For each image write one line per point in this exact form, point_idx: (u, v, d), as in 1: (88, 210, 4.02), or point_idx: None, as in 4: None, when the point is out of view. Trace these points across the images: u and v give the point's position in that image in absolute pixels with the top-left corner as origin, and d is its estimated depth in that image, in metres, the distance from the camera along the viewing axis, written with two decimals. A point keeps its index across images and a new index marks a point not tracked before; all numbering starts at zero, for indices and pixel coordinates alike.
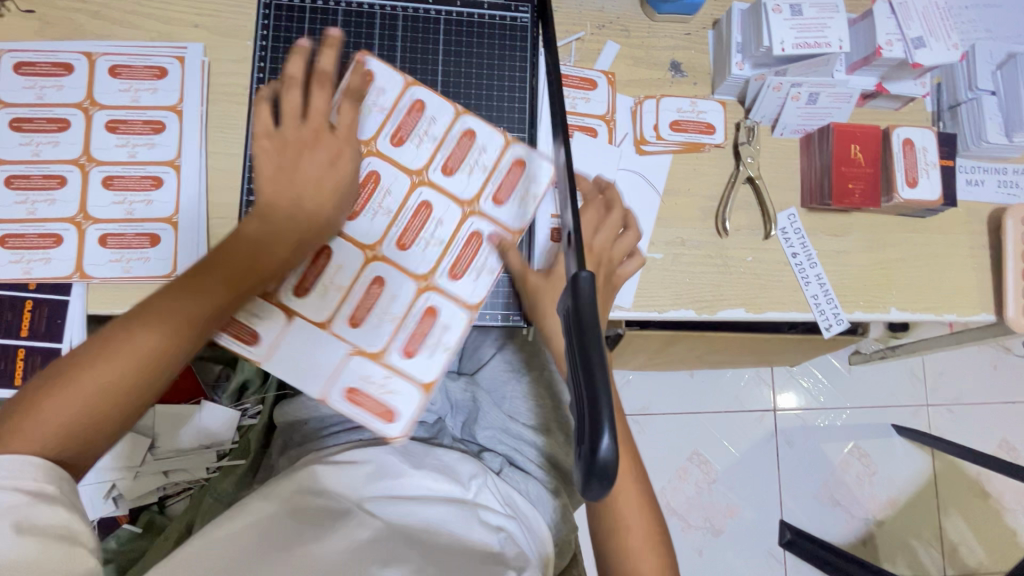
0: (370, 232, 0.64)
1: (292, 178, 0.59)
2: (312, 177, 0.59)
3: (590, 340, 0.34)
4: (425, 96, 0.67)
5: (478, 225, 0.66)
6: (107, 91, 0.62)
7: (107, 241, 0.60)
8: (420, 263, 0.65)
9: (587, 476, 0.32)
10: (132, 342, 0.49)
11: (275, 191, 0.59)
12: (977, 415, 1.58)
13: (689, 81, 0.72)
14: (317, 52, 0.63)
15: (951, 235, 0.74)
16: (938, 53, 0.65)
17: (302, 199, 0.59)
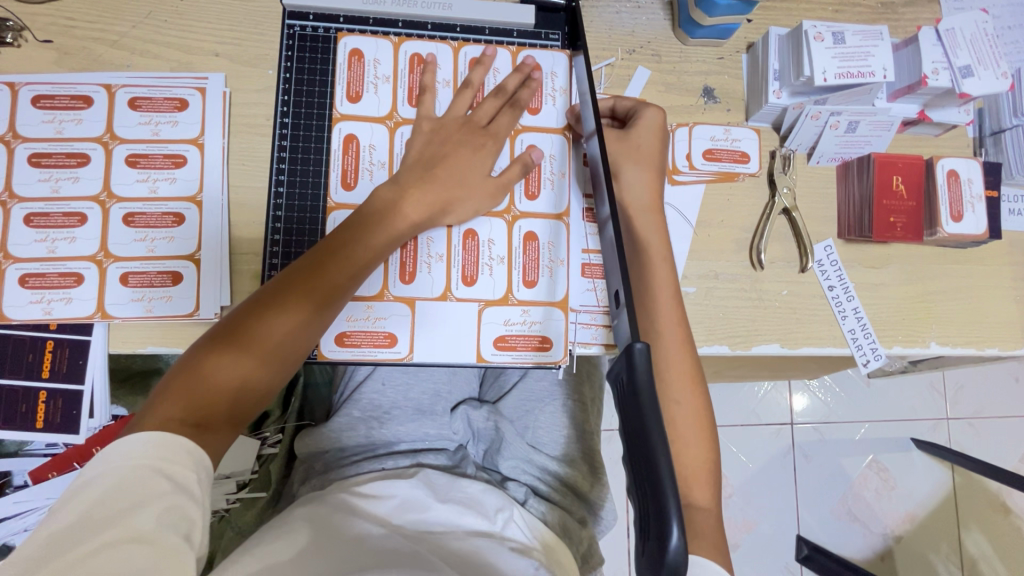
0: (429, 285, 0.60)
1: (436, 167, 0.59)
2: (388, 196, 0.57)
3: (649, 419, 0.33)
4: (421, 49, 0.64)
5: (527, 226, 0.62)
6: (127, 125, 0.61)
7: (129, 280, 0.59)
8: (491, 280, 0.61)
9: (654, 568, 0.30)
10: (239, 353, 0.49)
11: (408, 182, 0.58)
12: (999, 430, 1.55)
13: (722, 107, 0.70)
14: (357, 38, 0.64)
15: (993, 266, 0.71)
16: (987, 82, 0.62)
17: (440, 187, 0.58)
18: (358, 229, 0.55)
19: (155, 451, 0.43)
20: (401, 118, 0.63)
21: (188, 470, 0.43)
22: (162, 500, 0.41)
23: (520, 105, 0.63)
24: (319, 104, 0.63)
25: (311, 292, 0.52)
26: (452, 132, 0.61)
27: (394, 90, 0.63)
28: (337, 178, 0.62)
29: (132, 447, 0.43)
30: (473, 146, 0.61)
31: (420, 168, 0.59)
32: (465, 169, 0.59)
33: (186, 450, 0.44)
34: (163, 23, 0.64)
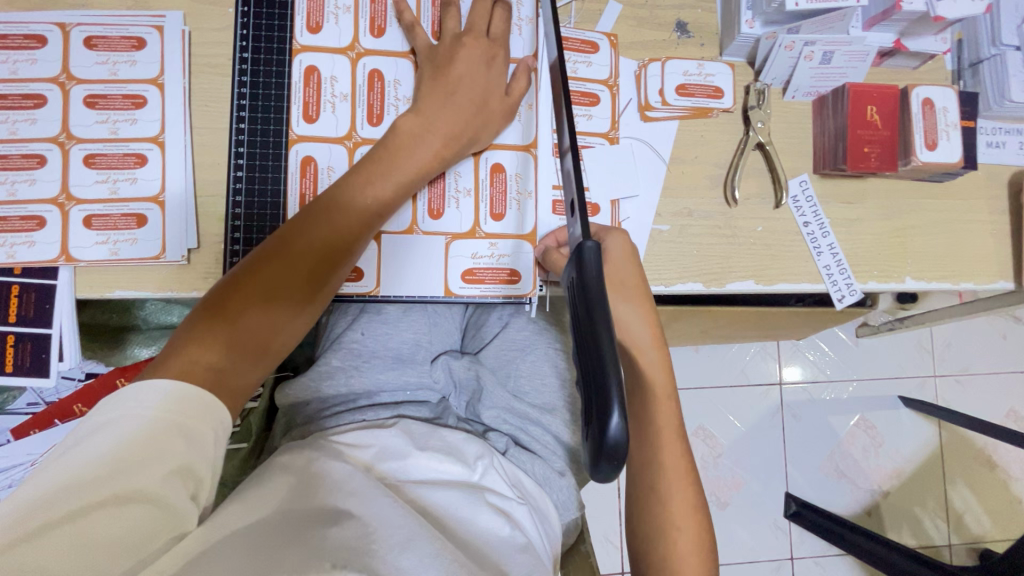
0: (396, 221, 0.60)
1: (453, 94, 0.57)
2: (412, 127, 0.56)
3: (597, 314, 0.34)
4: None
5: (493, 158, 0.62)
6: (84, 65, 0.59)
7: (92, 222, 0.58)
8: (458, 213, 0.61)
9: (596, 455, 0.30)
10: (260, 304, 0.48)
11: (426, 112, 0.57)
12: (985, 386, 1.57)
13: (696, 42, 0.69)
14: None
15: (969, 200, 0.71)
16: (961, 5, 0.61)
17: (453, 114, 0.57)
18: (373, 170, 0.54)
19: (174, 406, 0.42)
20: (363, 49, 0.62)
21: (204, 428, 0.43)
22: (175, 460, 0.41)
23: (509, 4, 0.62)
24: (278, 38, 0.61)
25: (326, 238, 0.52)
26: (463, 52, 0.59)
27: (356, 21, 0.62)
28: (296, 110, 0.61)
29: (154, 397, 0.42)
30: (491, 70, 0.59)
31: (438, 97, 0.57)
32: (480, 99, 0.58)
33: (204, 404, 0.44)
34: None
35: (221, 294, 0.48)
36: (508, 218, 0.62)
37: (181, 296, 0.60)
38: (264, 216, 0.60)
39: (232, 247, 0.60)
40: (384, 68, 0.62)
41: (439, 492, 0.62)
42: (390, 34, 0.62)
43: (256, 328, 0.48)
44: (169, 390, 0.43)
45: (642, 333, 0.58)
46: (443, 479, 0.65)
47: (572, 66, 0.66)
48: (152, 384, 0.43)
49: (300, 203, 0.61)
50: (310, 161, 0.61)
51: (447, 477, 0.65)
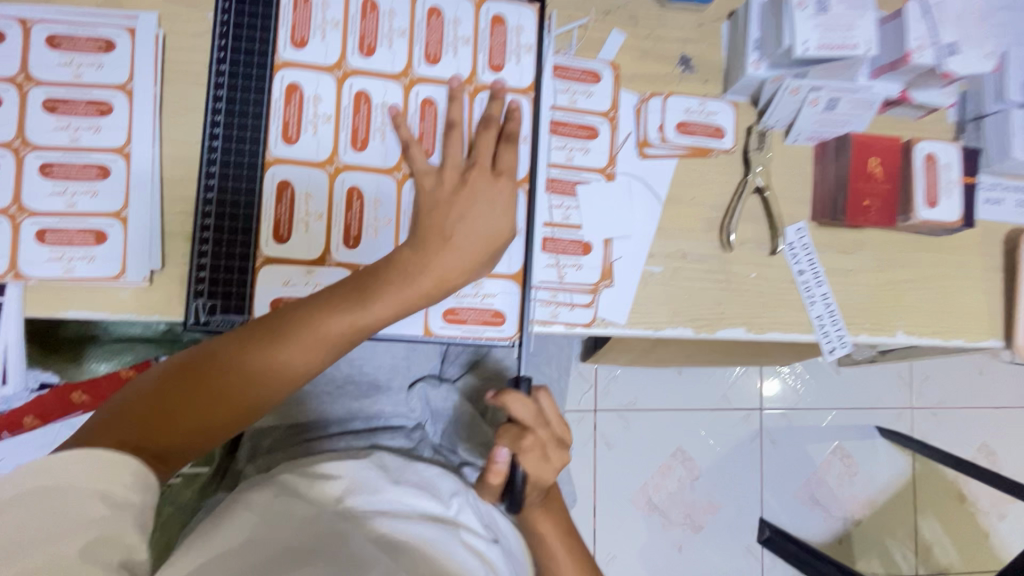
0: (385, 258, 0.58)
1: (451, 227, 0.54)
2: (408, 257, 0.52)
3: None
4: None
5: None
6: (45, 65, 0.55)
7: (46, 237, 0.54)
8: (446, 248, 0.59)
9: None
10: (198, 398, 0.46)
11: (423, 245, 0.53)
12: (960, 421, 1.58)
13: (699, 77, 0.66)
14: None
15: (964, 256, 0.70)
16: (971, 61, 0.60)
17: (454, 256, 0.53)
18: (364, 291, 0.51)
19: (94, 474, 0.38)
20: (351, 68, 0.58)
21: (130, 494, 0.39)
22: (92, 531, 0.36)
23: (512, 137, 0.58)
24: (260, 51, 0.57)
25: (289, 356, 0.48)
26: (468, 180, 0.56)
27: (345, 37, 0.58)
28: (274, 130, 0.57)
29: (67, 465, 0.38)
30: (498, 197, 0.56)
31: (437, 222, 0.54)
32: (481, 225, 0.54)
33: (129, 472, 0.40)
34: None
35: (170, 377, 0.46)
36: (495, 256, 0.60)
37: (141, 319, 0.56)
38: (234, 241, 0.56)
39: (198, 272, 0.56)
40: (372, 90, 0.59)
41: (414, 527, 0.58)
42: (381, 54, 0.59)
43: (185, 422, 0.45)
44: (86, 458, 0.39)
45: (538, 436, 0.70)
46: (418, 511, 0.61)
47: (569, 98, 0.63)
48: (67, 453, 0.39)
49: (275, 229, 0.57)
50: (287, 185, 0.57)
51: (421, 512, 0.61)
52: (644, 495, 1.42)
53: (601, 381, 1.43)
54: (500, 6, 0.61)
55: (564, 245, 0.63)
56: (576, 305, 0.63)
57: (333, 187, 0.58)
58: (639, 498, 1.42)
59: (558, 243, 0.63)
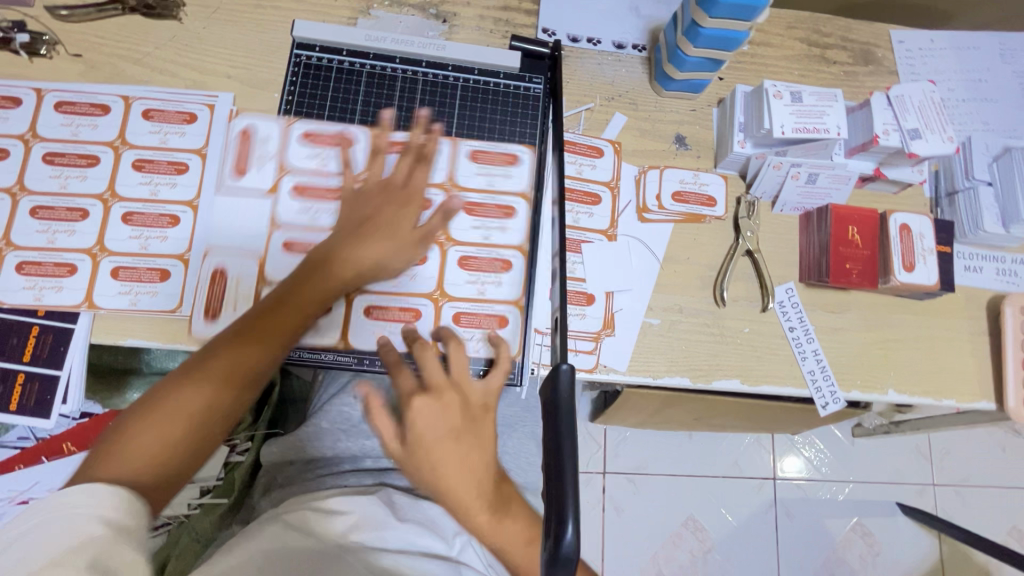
0: (363, 335, 0.65)
1: (365, 225, 0.62)
2: (330, 246, 0.61)
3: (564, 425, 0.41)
4: (414, 83, 0.71)
5: (455, 308, 0.66)
6: (138, 132, 0.66)
7: (119, 273, 0.63)
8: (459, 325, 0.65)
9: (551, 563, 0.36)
10: (206, 376, 0.53)
11: (348, 240, 0.61)
12: (984, 500, 1.52)
13: (693, 153, 0.75)
14: (355, 70, 0.70)
15: (950, 319, 0.74)
16: (933, 144, 0.67)
17: (374, 236, 0.62)
18: (289, 300, 0.58)
19: (99, 499, 0.42)
20: (388, 143, 0.68)
21: (127, 517, 0.42)
22: (87, 549, 0.39)
23: (427, 161, 0.66)
24: (315, 125, 0.68)
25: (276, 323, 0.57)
26: (381, 199, 0.64)
27: (386, 117, 0.69)
28: (298, 203, 0.66)
29: (78, 492, 0.42)
30: (407, 210, 0.64)
31: (356, 229, 0.62)
32: (399, 222, 0.63)
33: (127, 499, 0.43)
34: (185, 46, 0.70)
35: (187, 363, 0.54)
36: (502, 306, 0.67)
37: (189, 348, 0.63)
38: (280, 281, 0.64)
39: (246, 306, 0.64)
40: (406, 162, 0.68)
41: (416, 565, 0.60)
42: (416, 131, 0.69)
43: (206, 396, 0.52)
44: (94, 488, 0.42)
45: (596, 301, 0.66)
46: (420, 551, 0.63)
47: (573, 168, 0.72)
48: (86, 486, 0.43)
49: None
50: (292, 243, 0.65)
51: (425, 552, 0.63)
52: (655, 565, 1.38)
53: (610, 442, 1.43)
54: (518, 95, 0.72)
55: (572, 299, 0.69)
56: (580, 351, 0.68)
57: None
58: (650, 569, 1.38)
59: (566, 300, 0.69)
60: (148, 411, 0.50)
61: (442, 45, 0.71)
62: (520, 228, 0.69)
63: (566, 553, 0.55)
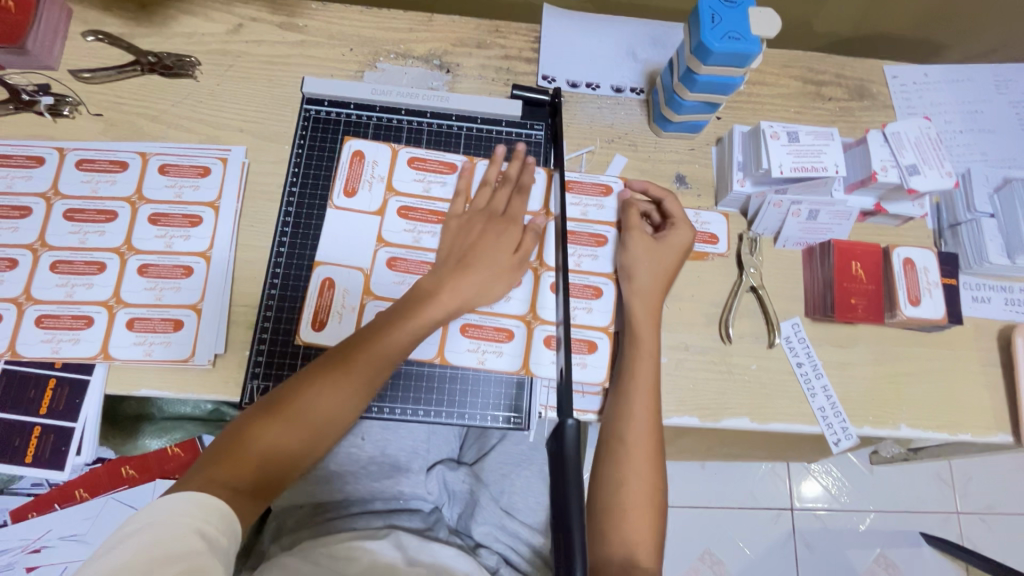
0: (458, 353, 0.66)
1: (468, 256, 0.64)
2: (431, 281, 0.63)
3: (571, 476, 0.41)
4: (422, 134, 0.73)
5: (547, 331, 0.67)
6: (154, 187, 0.68)
7: (134, 324, 0.64)
8: (461, 369, 0.66)
9: None
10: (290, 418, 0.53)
11: (446, 274, 0.63)
12: (1012, 527, 1.47)
13: (693, 192, 0.76)
14: (367, 122, 0.73)
15: (960, 352, 0.73)
16: (931, 180, 0.68)
17: (472, 272, 0.63)
18: (387, 327, 0.59)
19: (195, 510, 0.44)
20: (396, 191, 0.70)
21: (221, 536, 0.45)
22: (185, 561, 0.41)
23: (525, 187, 0.69)
24: (324, 176, 0.70)
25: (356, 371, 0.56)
26: (480, 222, 0.67)
27: (395, 166, 0.70)
28: (404, 224, 0.69)
29: (176, 502, 0.44)
30: (506, 235, 0.66)
31: (456, 260, 0.64)
32: (497, 256, 0.65)
33: (223, 515, 0.45)
34: (199, 103, 0.73)
35: (266, 402, 0.54)
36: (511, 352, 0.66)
37: (201, 397, 0.64)
38: (288, 329, 0.65)
39: (256, 356, 0.64)
40: (413, 209, 0.69)
41: None
42: (426, 179, 0.71)
43: (285, 441, 0.52)
44: (190, 498, 0.45)
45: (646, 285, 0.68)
46: None
47: (577, 211, 0.74)
48: (175, 497, 0.45)
49: (317, 321, 0.65)
50: (395, 261, 0.67)
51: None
52: None
53: None
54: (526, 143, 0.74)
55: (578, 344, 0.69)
56: (587, 392, 0.69)
57: (372, 288, 0.66)
58: None
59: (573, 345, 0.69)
60: (231, 452, 0.50)
61: (445, 96, 0.73)
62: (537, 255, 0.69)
63: (634, 503, 0.59)
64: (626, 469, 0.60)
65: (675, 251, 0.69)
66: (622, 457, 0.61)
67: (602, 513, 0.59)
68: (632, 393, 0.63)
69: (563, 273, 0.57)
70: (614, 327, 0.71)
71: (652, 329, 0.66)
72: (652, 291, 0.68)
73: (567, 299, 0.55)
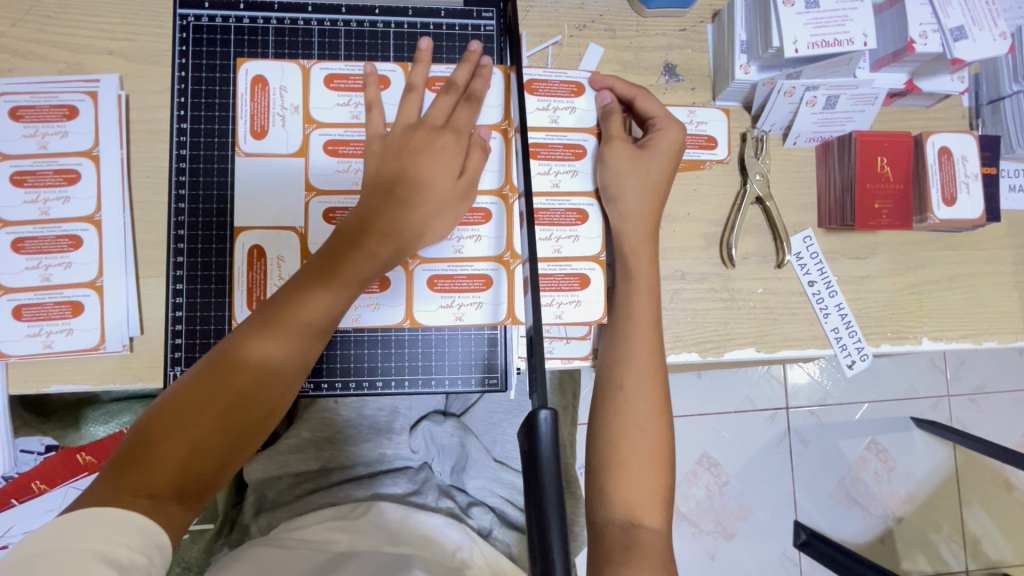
0: (430, 311, 0.56)
1: (403, 182, 0.50)
2: (367, 213, 0.49)
3: (547, 487, 0.33)
4: (338, 38, 0.57)
5: None
6: (10, 138, 0.54)
7: (23, 312, 0.53)
8: (432, 328, 0.57)
9: None
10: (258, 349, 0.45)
11: (386, 200, 0.50)
12: (1005, 405, 1.42)
13: (686, 85, 0.62)
14: (266, 30, 0.57)
15: (991, 250, 0.64)
16: (981, 45, 0.55)
17: (418, 200, 0.50)
18: (343, 258, 0.48)
19: (96, 530, 0.36)
20: (316, 119, 0.55)
21: (135, 555, 0.37)
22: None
23: (477, 97, 0.55)
24: (221, 106, 0.56)
25: (322, 296, 0.47)
26: (413, 138, 0.51)
27: (308, 85, 0.56)
28: (335, 162, 0.55)
29: (74, 523, 0.36)
30: (449, 148, 0.52)
31: (390, 185, 0.50)
32: (442, 177, 0.51)
33: (136, 529, 0.37)
34: (46, 18, 0.56)
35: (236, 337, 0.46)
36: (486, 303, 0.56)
37: (126, 388, 0.55)
38: (207, 305, 0.55)
39: (173, 340, 0.54)
40: (340, 139, 0.55)
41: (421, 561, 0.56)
42: (346, 94, 0.56)
43: (262, 369, 0.44)
44: (86, 514, 0.37)
45: (637, 204, 0.56)
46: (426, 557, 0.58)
47: (545, 118, 0.60)
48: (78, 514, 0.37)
49: (249, 296, 0.54)
50: (334, 212, 0.55)
51: (429, 555, 0.59)
52: None
53: None
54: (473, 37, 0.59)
55: (564, 283, 0.59)
56: (572, 338, 0.61)
57: (306, 247, 0.55)
58: None
59: (557, 291, 0.59)
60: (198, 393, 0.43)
61: None
62: (498, 170, 0.57)
63: (635, 453, 0.50)
64: (625, 416, 0.51)
65: (664, 157, 0.57)
66: (619, 402, 0.52)
67: (597, 466, 0.51)
68: (630, 336, 0.54)
69: (527, 197, 0.44)
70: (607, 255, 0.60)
71: (648, 255, 0.56)
72: (644, 214, 0.56)
73: (531, 230, 0.43)
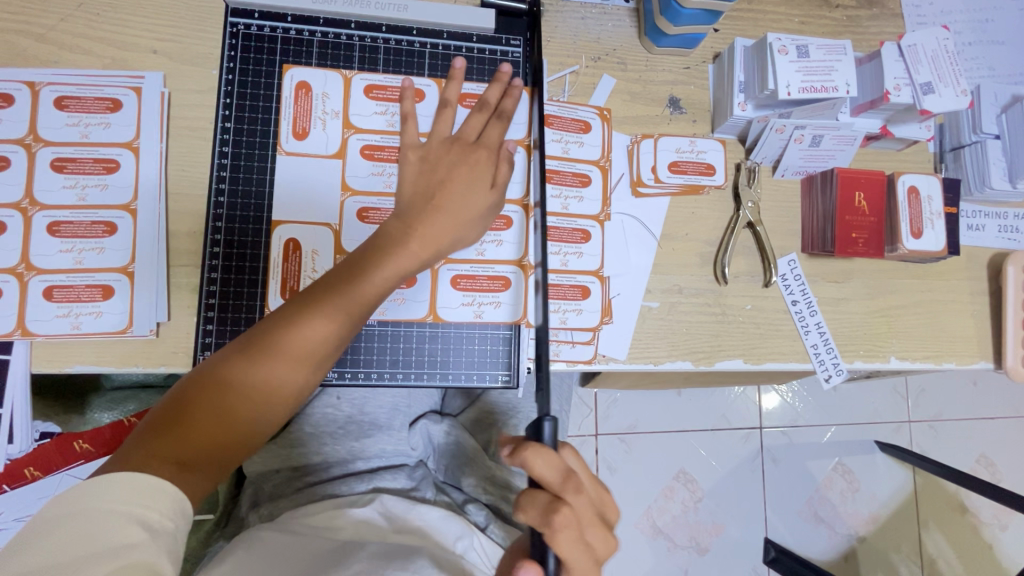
0: (452, 308, 0.60)
1: (435, 194, 0.54)
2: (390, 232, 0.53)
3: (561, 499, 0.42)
4: (377, 53, 0.62)
5: None
6: (53, 126, 0.56)
7: (53, 293, 0.55)
8: (451, 325, 0.61)
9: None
10: (273, 355, 0.46)
11: (411, 217, 0.53)
12: (960, 431, 1.51)
13: (688, 118, 0.69)
14: (309, 41, 0.61)
15: (951, 281, 0.72)
16: (947, 99, 0.62)
17: (440, 222, 0.54)
18: (360, 274, 0.50)
19: (131, 496, 0.37)
20: (354, 125, 0.59)
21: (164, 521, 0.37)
22: (129, 555, 0.35)
23: (507, 114, 0.59)
24: (263, 108, 0.60)
25: (336, 311, 0.49)
26: (448, 152, 0.56)
27: (347, 95, 0.60)
28: (369, 166, 0.59)
29: (108, 486, 0.37)
30: (478, 164, 0.56)
31: (420, 199, 0.54)
32: (467, 196, 0.55)
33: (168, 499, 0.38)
34: (95, 15, 0.59)
35: (250, 338, 0.47)
36: (502, 304, 0.60)
37: (148, 372, 0.56)
38: (240, 293, 0.58)
39: (205, 325, 0.57)
40: (375, 146, 0.60)
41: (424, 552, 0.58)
42: (383, 104, 0.60)
43: (271, 375, 0.46)
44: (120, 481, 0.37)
45: None
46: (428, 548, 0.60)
47: (561, 136, 0.65)
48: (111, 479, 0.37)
49: (282, 286, 0.58)
50: (367, 211, 0.59)
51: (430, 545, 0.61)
52: (648, 519, 1.34)
53: (601, 405, 1.36)
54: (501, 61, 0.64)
55: (569, 292, 0.64)
56: (577, 342, 0.64)
57: (339, 243, 0.58)
58: (643, 522, 1.34)
59: (563, 301, 0.64)
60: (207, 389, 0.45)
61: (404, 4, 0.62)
62: (519, 180, 0.61)
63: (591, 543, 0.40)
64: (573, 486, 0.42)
65: None
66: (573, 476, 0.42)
67: None
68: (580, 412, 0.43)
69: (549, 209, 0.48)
70: (608, 271, 0.65)
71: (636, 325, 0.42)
72: None
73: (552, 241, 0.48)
